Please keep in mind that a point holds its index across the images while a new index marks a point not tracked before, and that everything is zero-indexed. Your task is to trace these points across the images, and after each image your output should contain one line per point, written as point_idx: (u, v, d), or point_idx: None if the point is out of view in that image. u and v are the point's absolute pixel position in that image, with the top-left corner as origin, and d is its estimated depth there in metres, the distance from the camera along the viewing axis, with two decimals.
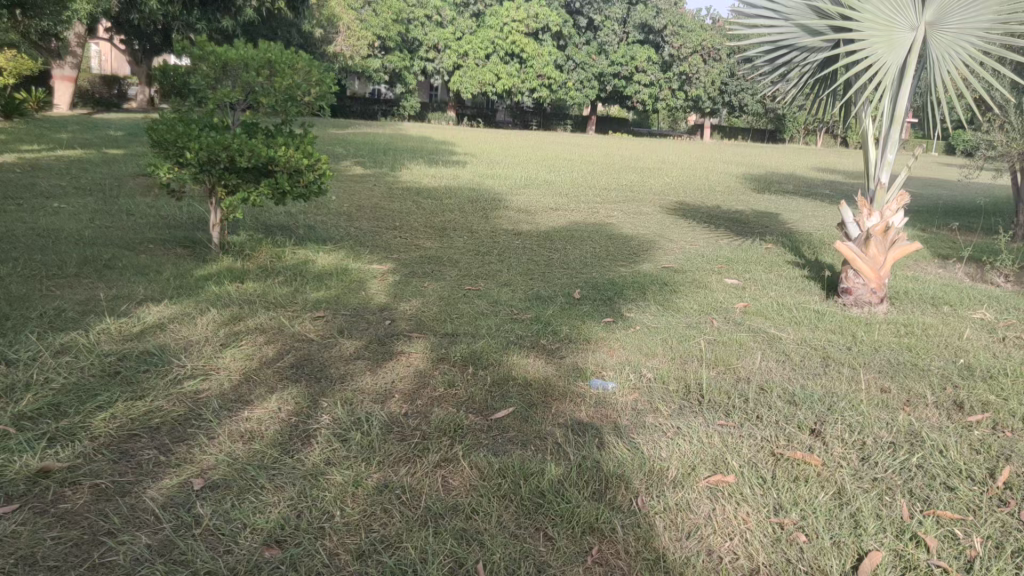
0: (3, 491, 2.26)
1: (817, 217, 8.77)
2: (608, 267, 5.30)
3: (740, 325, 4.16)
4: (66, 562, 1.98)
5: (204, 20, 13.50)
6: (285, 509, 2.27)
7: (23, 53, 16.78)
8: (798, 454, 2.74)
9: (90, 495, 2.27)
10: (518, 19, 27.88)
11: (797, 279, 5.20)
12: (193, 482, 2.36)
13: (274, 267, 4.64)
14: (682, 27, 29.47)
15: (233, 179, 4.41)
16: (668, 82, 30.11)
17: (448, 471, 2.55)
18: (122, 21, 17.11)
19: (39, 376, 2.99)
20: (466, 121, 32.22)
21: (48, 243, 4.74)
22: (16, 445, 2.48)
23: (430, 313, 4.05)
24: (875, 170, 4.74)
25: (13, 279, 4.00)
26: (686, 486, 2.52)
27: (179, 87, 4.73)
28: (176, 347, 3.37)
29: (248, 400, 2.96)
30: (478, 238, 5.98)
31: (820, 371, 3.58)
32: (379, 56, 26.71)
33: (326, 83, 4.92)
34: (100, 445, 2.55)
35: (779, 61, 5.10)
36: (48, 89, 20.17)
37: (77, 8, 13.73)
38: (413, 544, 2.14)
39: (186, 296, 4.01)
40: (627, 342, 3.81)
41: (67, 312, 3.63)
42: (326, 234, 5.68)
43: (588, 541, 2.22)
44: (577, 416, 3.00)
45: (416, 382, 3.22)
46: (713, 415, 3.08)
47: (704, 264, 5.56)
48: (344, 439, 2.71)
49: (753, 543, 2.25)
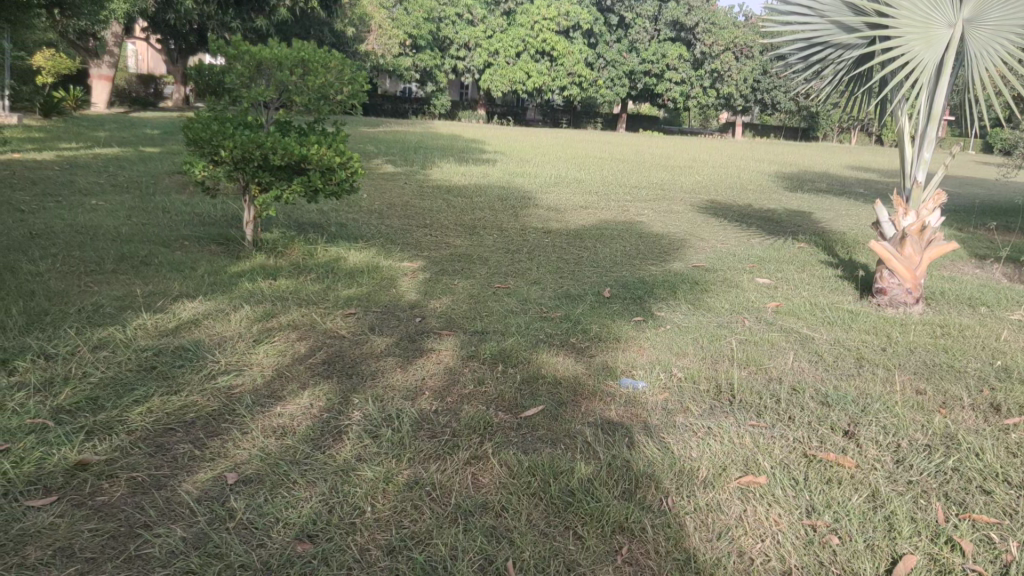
0: (42, 483, 2.31)
1: (851, 216, 8.66)
2: (638, 266, 5.27)
3: (771, 325, 4.13)
4: (103, 554, 2.01)
5: (238, 19, 13.62)
6: (317, 504, 2.29)
7: (60, 52, 17.11)
8: (831, 456, 2.71)
9: (126, 488, 2.31)
10: (549, 17, 27.89)
11: (831, 279, 5.14)
12: (227, 475, 2.40)
13: (307, 264, 4.68)
14: (714, 24, 29.42)
15: (267, 176, 4.45)
16: (700, 79, 30.18)
17: (478, 468, 2.55)
18: (157, 20, 17.33)
19: (78, 370, 3.04)
20: (498, 120, 32.26)
21: (86, 239, 4.83)
22: (56, 438, 2.53)
23: (461, 311, 4.06)
24: (912, 168, 4.69)
25: (52, 275, 4.08)
26: (717, 486, 2.51)
27: (214, 86, 4.79)
28: (210, 343, 3.42)
29: (281, 396, 2.99)
30: (508, 236, 5.99)
31: (853, 372, 3.53)
32: (411, 54, 26.84)
33: (358, 82, 4.97)
34: (136, 439, 2.60)
35: (813, 58, 5.05)
36: (85, 89, 20.60)
37: (114, 8, 13.94)
38: (443, 541, 2.15)
39: (220, 293, 4.06)
40: (657, 342, 3.79)
41: (105, 308, 3.69)
42: (358, 233, 5.71)
43: (618, 541, 2.22)
44: (606, 415, 3.00)
45: (446, 380, 3.23)
46: (743, 415, 3.05)
47: (735, 263, 5.51)
48: (375, 435, 2.73)
49: (785, 545, 2.23)
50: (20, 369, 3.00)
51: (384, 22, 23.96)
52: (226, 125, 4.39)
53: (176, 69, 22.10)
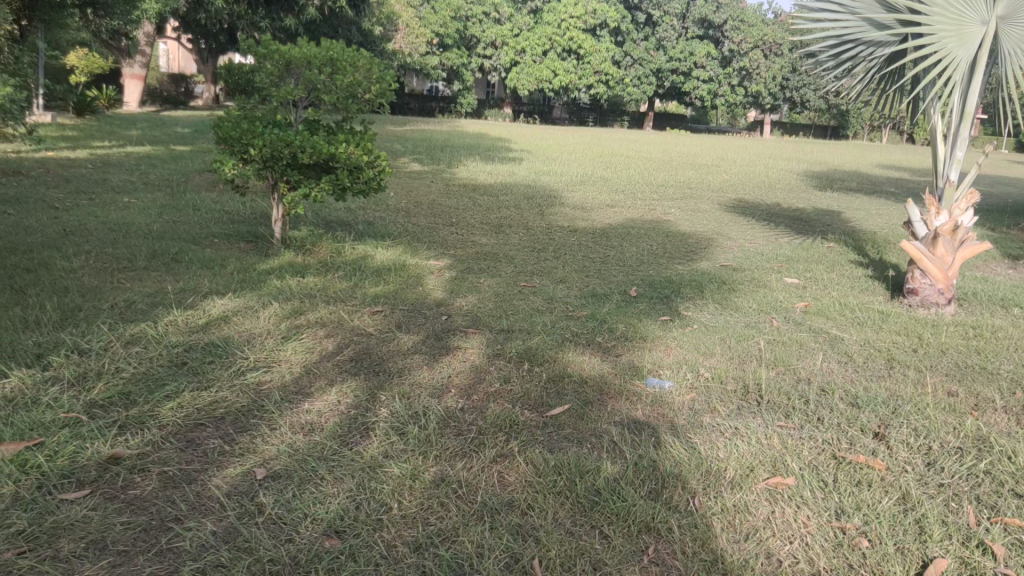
0: (75, 477, 2.34)
1: (883, 215, 8.55)
2: (665, 265, 5.26)
3: (800, 326, 4.10)
4: (135, 547, 2.04)
5: (268, 19, 13.78)
6: (345, 500, 2.31)
7: (91, 52, 17.36)
8: (861, 458, 2.68)
9: (157, 482, 2.34)
10: (576, 15, 27.85)
11: (861, 280, 5.08)
12: (256, 471, 2.42)
13: (334, 262, 4.72)
14: (744, 21, 29.25)
15: (295, 175, 4.48)
16: (728, 78, 30.05)
17: (504, 467, 2.56)
18: (189, 20, 17.62)
19: (111, 365, 3.09)
20: (525, 118, 32.29)
21: (118, 237, 4.90)
22: (89, 432, 2.57)
23: (487, 309, 4.07)
24: (945, 167, 4.63)
25: (86, 272, 4.14)
26: (745, 487, 2.50)
27: (245, 85, 4.85)
28: (239, 340, 3.45)
29: (309, 392, 3.02)
30: (534, 235, 5.99)
31: (884, 374, 3.49)
32: (439, 53, 26.95)
33: (387, 80, 4.97)
34: (167, 433, 2.63)
35: (844, 55, 4.99)
36: (115, 88, 20.83)
37: (146, 8, 14.16)
38: (470, 539, 2.16)
39: (249, 290, 4.10)
40: (684, 342, 3.77)
41: (137, 304, 3.74)
42: (385, 231, 5.74)
43: (644, 541, 2.21)
44: (632, 414, 2.99)
45: (472, 378, 3.24)
46: (772, 417, 3.03)
47: (763, 262, 5.47)
48: (402, 432, 2.74)
49: (814, 547, 2.21)
50: (54, 364, 3.05)
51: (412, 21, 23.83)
52: (255, 125, 4.44)
53: (207, 69, 22.42)
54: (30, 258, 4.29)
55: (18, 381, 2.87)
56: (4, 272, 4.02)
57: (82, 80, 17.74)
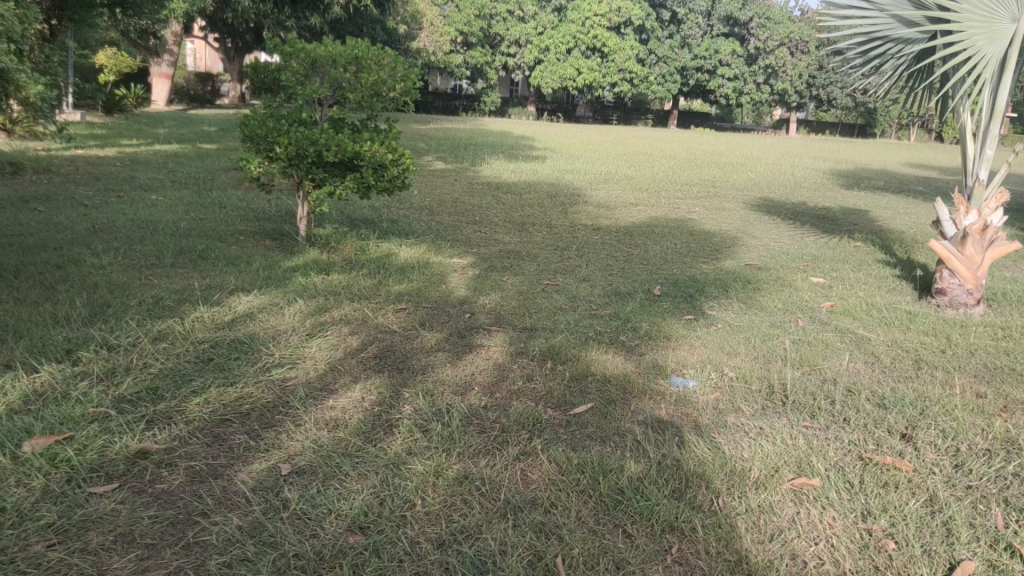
0: (104, 471, 2.37)
1: (911, 214, 8.45)
2: (689, 264, 5.22)
3: (826, 325, 4.06)
4: (162, 540, 2.07)
5: (293, 19, 13.93)
6: (369, 496, 2.32)
7: (119, 52, 17.61)
8: (888, 459, 2.65)
9: (184, 477, 2.37)
10: (601, 12, 27.81)
11: (889, 280, 5.03)
12: (281, 466, 2.44)
13: (359, 260, 4.74)
14: (770, 19, 29.04)
15: (320, 172, 4.51)
16: (753, 76, 29.87)
17: (527, 465, 2.56)
18: (217, 20, 17.83)
19: (139, 361, 3.13)
20: (550, 117, 32.26)
21: (146, 234, 4.95)
22: (118, 427, 2.61)
23: (510, 307, 4.07)
24: (974, 166, 4.55)
25: (115, 269, 4.19)
26: (770, 487, 2.48)
27: (271, 84, 4.89)
28: (265, 337, 3.48)
29: (333, 389, 3.04)
30: (557, 233, 5.99)
31: (911, 375, 3.45)
32: (463, 52, 27.04)
33: (411, 78, 4.96)
34: (194, 428, 2.66)
35: (872, 53, 4.97)
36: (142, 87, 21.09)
37: (174, 8, 14.32)
38: (493, 536, 2.16)
39: (275, 287, 4.12)
40: (708, 342, 3.74)
41: (164, 301, 3.78)
42: (410, 229, 5.76)
43: (668, 540, 2.21)
44: (656, 413, 2.98)
45: (495, 375, 3.25)
46: (798, 417, 3.00)
47: (788, 262, 5.42)
48: (425, 429, 2.75)
49: (839, 549, 2.19)
50: (84, 359, 3.09)
51: (437, 20, 23.91)
52: (281, 123, 4.48)
53: (233, 68, 22.60)
54: (60, 255, 4.35)
55: (48, 375, 2.92)
56: (34, 268, 4.07)
57: (111, 79, 17.96)
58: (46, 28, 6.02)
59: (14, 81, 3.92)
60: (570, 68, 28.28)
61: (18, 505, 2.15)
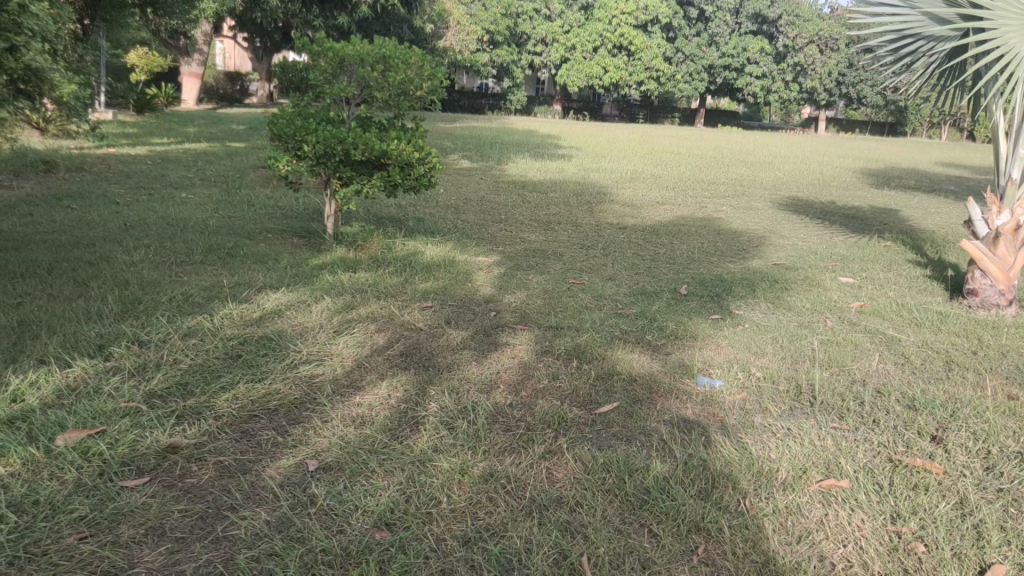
0: (135, 464, 2.41)
1: (942, 214, 8.34)
2: (715, 263, 5.19)
3: (855, 326, 4.03)
4: (192, 534, 2.09)
5: (322, 18, 14.12)
6: (395, 492, 2.33)
7: (150, 51, 17.90)
8: (918, 461, 2.62)
9: (214, 471, 2.40)
10: (628, 10, 27.73)
11: (920, 279, 4.97)
12: (308, 462, 2.46)
13: (386, 258, 4.75)
14: (800, 17, 28.75)
15: (348, 171, 4.54)
16: (782, 74, 29.62)
17: (552, 463, 2.56)
18: (247, 19, 18.08)
19: (169, 356, 3.17)
20: (577, 115, 32.24)
21: (177, 231, 5.01)
22: (149, 422, 2.64)
23: (536, 306, 4.07)
24: (1007, 165, 4.47)
25: (146, 265, 4.25)
26: (798, 489, 2.46)
27: (300, 83, 4.93)
28: (293, 333, 3.51)
29: (360, 386, 3.06)
30: (583, 232, 5.99)
31: (942, 376, 3.40)
32: (490, 50, 27.11)
33: (438, 77, 4.97)
34: (223, 424, 2.69)
35: (904, 50, 4.93)
36: (171, 86, 21.38)
37: (204, 8, 14.51)
38: (519, 534, 2.17)
39: (302, 284, 4.16)
40: (735, 341, 3.72)
41: (194, 297, 3.83)
42: (436, 227, 5.77)
43: (694, 541, 2.20)
44: (682, 413, 2.96)
45: (521, 374, 3.25)
46: (826, 417, 2.98)
47: (817, 261, 5.37)
48: (451, 427, 2.76)
49: (868, 551, 2.17)
50: (115, 354, 3.13)
51: (463, 19, 23.94)
52: (309, 122, 4.52)
53: (261, 66, 22.83)
54: (93, 251, 4.41)
55: (80, 370, 2.96)
56: (67, 265, 4.13)
57: (142, 78, 18.25)
58: (79, 28, 6.13)
59: (48, 80, 3.99)
60: (597, 66, 28.23)
61: (51, 499, 2.18)
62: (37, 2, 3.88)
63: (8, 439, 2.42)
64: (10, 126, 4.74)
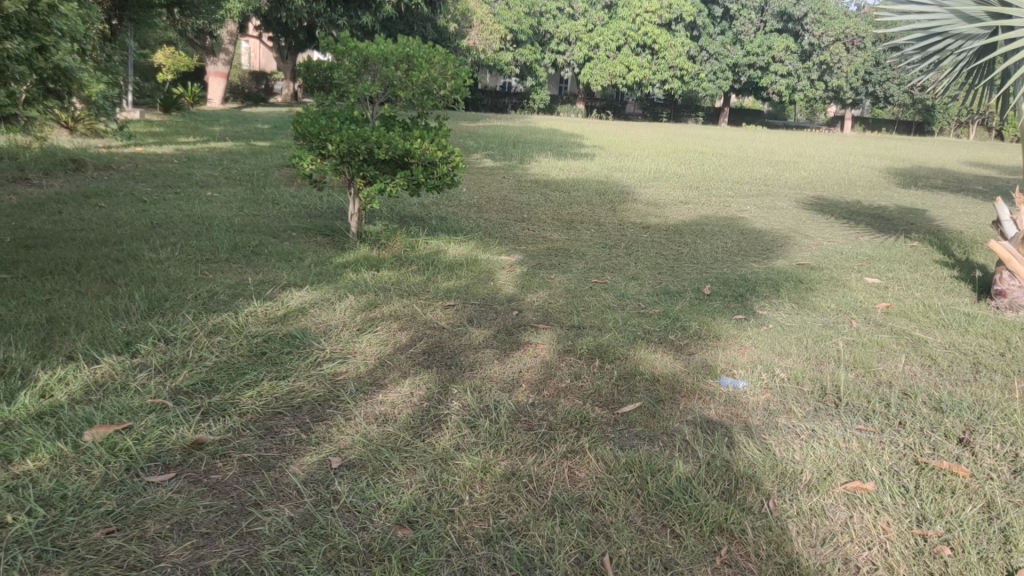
0: (161, 460, 2.43)
1: (970, 214, 8.23)
2: (738, 263, 5.16)
3: (881, 326, 3.99)
4: (217, 529, 2.11)
5: (346, 17, 14.23)
6: (417, 490, 2.34)
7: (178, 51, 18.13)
8: (944, 464, 2.59)
9: (238, 468, 2.42)
10: (652, 9, 27.64)
11: (947, 280, 4.92)
12: (332, 459, 2.47)
13: (408, 257, 4.77)
14: (825, 14, 28.50)
15: (371, 170, 4.56)
16: (807, 72, 29.32)
17: (575, 463, 2.56)
18: (272, 19, 18.24)
19: (195, 353, 3.20)
20: (600, 114, 32.19)
21: (202, 229, 5.05)
22: (174, 418, 2.67)
23: (558, 305, 4.06)
24: None
25: (172, 263, 4.29)
26: (822, 491, 2.44)
27: (324, 82, 4.96)
28: (316, 331, 3.53)
29: (382, 383, 3.07)
30: (607, 231, 5.98)
31: (969, 378, 3.36)
32: (513, 49, 27.16)
33: (462, 76, 4.98)
34: (248, 421, 2.71)
35: (931, 48, 4.89)
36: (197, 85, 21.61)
37: (230, 7, 14.64)
38: (541, 533, 2.17)
39: (326, 283, 4.18)
40: (759, 342, 3.70)
41: (219, 295, 3.86)
42: (458, 226, 5.78)
43: (717, 541, 2.19)
44: (705, 414, 2.95)
45: (543, 373, 3.24)
46: (851, 419, 2.95)
47: (843, 262, 5.33)
48: (473, 425, 2.77)
49: (893, 554, 2.15)
50: (142, 351, 3.17)
51: (487, 19, 23.96)
52: (333, 120, 4.55)
53: (286, 66, 23.01)
54: (120, 249, 4.46)
55: (107, 366, 2.99)
56: (95, 262, 4.18)
57: (168, 78, 18.46)
58: (107, 27, 6.21)
59: (78, 80, 4.04)
60: (621, 65, 28.16)
61: (79, 493, 2.21)
62: (67, 3, 3.93)
63: (36, 434, 2.45)
64: (39, 125, 4.82)
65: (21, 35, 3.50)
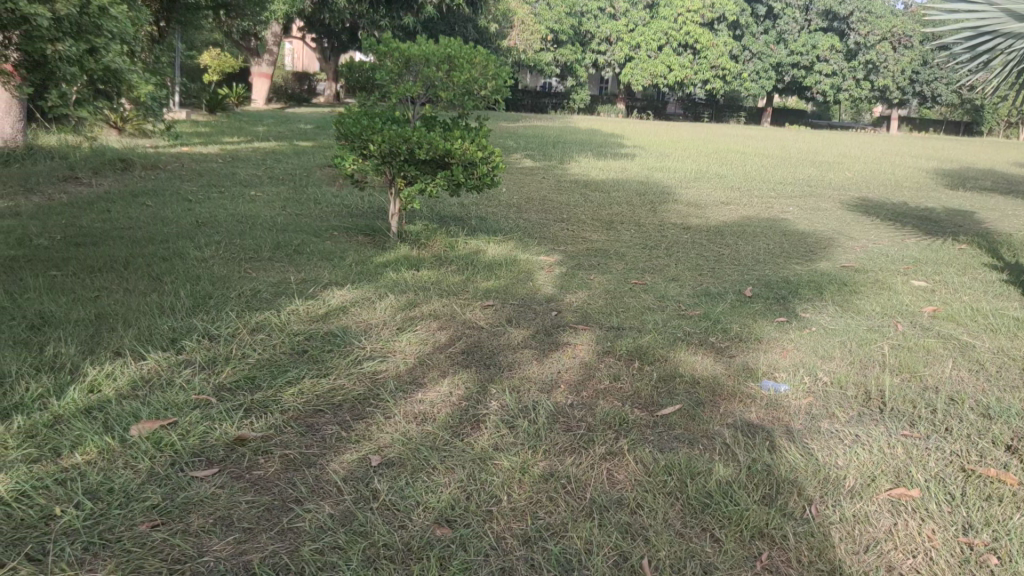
0: (205, 455, 2.47)
1: (1019, 216, 8.06)
2: (780, 264, 5.12)
3: (927, 330, 3.92)
4: (259, 525, 2.13)
5: (388, 18, 14.38)
6: (456, 490, 2.35)
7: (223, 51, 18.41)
8: (992, 471, 2.53)
9: (280, 464, 2.44)
10: (695, 9, 27.44)
11: (996, 284, 4.81)
12: (371, 458, 2.48)
13: (448, 257, 4.78)
14: (871, 13, 28.01)
15: (412, 170, 4.58)
16: (853, 71, 28.76)
17: (613, 464, 2.55)
18: (315, 20, 18.43)
19: (238, 350, 3.24)
20: (640, 113, 32.05)
21: (246, 228, 5.12)
22: (218, 414, 2.70)
23: (597, 306, 4.06)
24: None
25: (217, 262, 4.35)
26: (866, 497, 2.40)
27: (365, 82, 5.00)
28: (357, 330, 3.56)
29: (422, 383, 3.09)
30: (647, 232, 5.97)
31: (1018, 384, 3.28)
32: (552, 50, 27.16)
33: (503, 76, 4.97)
34: (290, 418, 2.73)
35: (980, 48, 4.83)
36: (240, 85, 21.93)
37: (274, 9, 14.84)
38: (579, 534, 2.16)
39: (367, 282, 4.21)
40: (802, 344, 3.66)
41: (262, 293, 3.90)
42: (498, 226, 5.79)
43: (758, 546, 2.16)
44: (746, 417, 2.92)
45: (583, 374, 3.24)
46: (896, 425, 2.90)
47: (888, 264, 5.26)
48: (511, 425, 2.77)
49: (938, 562, 2.11)
50: (188, 348, 3.21)
51: (527, 19, 23.98)
52: (375, 120, 4.60)
53: (328, 66, 23.24)
54: (165, 247, 4.54)
55: (153, 362, 3.04)
56: (141, 260, 4.26)
57: (214, 78, 18.77)
58: (155, 28, 6.33)
59: (126, 81, 4.11)
60: (662, 64, 28.02)
61: (125, 487, 2.25)
62: (117, 5, 4.01)
63: (84, 428, 2.50)
64: (89, 126, 4.91)
65: (71, 36, 3.57)
